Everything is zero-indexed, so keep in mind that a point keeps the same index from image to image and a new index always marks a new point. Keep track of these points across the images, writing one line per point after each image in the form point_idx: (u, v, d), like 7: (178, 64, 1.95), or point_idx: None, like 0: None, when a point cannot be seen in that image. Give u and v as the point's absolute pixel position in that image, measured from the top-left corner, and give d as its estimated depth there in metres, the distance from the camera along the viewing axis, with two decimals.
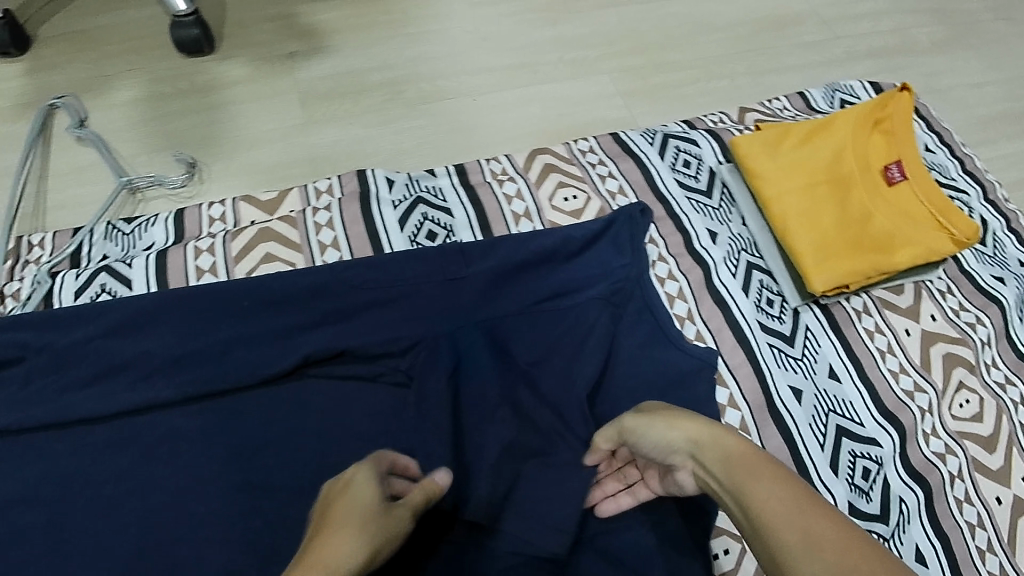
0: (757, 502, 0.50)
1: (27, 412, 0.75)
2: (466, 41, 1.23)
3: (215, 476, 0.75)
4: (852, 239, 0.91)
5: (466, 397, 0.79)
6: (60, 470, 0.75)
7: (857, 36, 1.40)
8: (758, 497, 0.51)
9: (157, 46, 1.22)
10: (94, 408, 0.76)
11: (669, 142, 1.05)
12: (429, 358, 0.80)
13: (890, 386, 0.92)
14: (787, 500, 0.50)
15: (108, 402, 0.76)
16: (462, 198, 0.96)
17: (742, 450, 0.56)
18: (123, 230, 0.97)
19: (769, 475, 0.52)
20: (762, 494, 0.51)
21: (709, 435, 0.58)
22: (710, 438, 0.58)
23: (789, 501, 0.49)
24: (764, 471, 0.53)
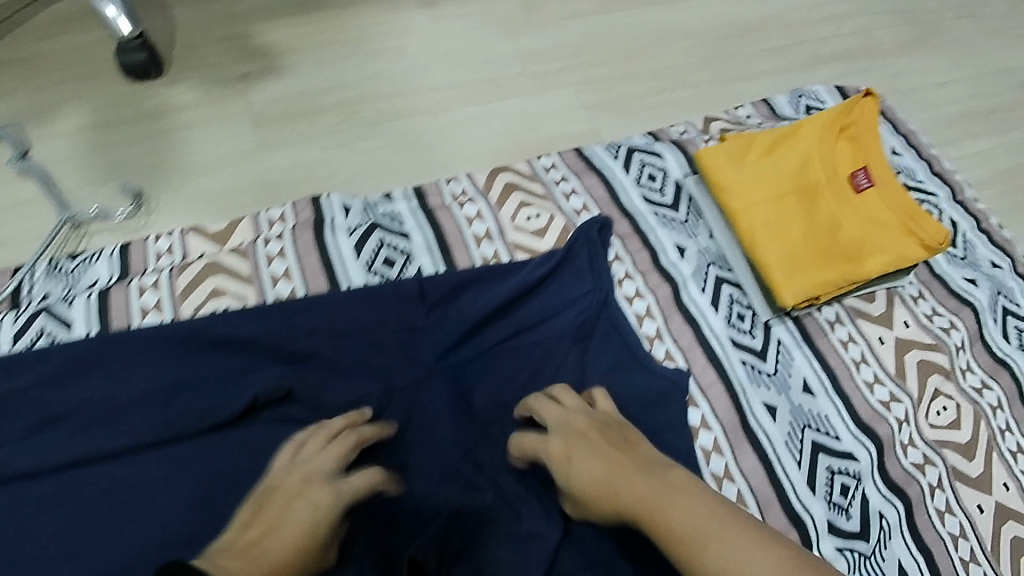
0: (673, 535, 0.55)
1: None
2: (425, 57, 1.20)
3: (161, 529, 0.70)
4: (821, 250, 0.89)
5: (426, 437, 0.76)
6: None
7: (820, 40, 1.39)
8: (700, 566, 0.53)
9: (103, 71, 1.18)
10: (33, 461, 0.72)
11: (633, 156, 1.02)
12: (389, 395, 0.77)
13: (865, 397, 0.90)
14: (723, 547, 0.52)
15: (46, 454, 0.72)
16: (421, 222, 0.92)
17: (690, 515, 0.56)
18: (67, 267, 0.93)
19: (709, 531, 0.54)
20: (700, 552, 0.53)
21: (658, 512, 0.57)
22: (661, 509, 0.57)
23: (725, 538, 0.53)
24: (707, 533, 0.54)
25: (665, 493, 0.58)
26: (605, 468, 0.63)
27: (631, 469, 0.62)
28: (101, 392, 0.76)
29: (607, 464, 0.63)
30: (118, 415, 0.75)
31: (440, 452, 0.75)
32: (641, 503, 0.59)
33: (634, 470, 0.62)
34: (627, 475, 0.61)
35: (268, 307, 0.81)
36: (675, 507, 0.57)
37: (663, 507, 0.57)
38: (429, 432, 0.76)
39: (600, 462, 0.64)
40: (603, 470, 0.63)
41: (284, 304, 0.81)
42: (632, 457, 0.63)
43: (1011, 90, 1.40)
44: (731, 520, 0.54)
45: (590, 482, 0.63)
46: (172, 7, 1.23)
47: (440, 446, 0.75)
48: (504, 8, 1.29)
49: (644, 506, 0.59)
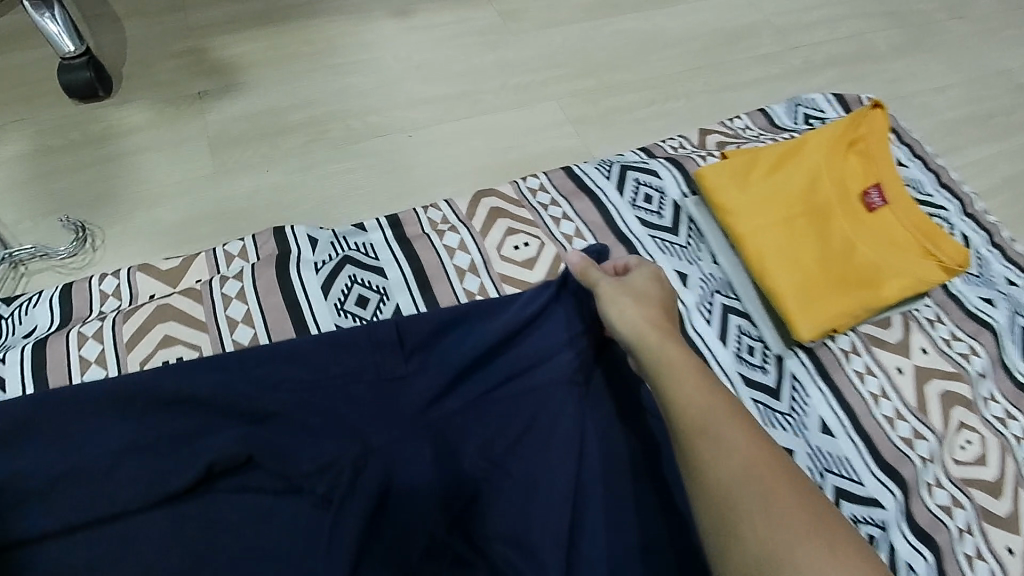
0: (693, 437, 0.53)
1: None
2: (398, 71, 1.11)
3: None
4: (836, 276, 0.82)
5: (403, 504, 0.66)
6: None
7: (813, 45, 1.33)
8: (710, 457, 0.52)
9: (46, 93, 1.08)
10: None
11: (627, 174, 0.95)
12: (365, 458, 0.66)
13: (888, 435, 0.83)
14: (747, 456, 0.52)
15: None
16: (397, 255, 0.83)
17: (720, 414, 0.54)
18: (2, 313, 0.85)
19: (758, 472, 0.51)
20: (732, 467, 0.51)
21: (706, 429, 0.53)
22: (709, 423, 0.54)
23: (760, 471, 0.51)
24: (753, 464, 0.51)
25: (719, 405, 0.55)
26: (655, 325, 0.63)
27: (684, 362, 0.59)
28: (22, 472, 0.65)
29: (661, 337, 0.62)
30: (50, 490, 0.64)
31: (420, 523, 0.65)
32: (686, 406, 0.55)
33: (700, 374, 0.58)
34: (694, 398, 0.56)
35: (226, 358, 0.72)
36: (719, 420, 0.54)
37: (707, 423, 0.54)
38: (408, 499, 0.66)
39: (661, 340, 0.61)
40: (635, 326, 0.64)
41: (243, 354, 0.71)
42: (701, 361, 0.60)
43: (1010, 93, 1.35)
44: (780, 464, 0.52)
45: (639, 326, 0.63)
46: (122, 23, 1.13)
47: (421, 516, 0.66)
48: (482, 17, 1.21)
49: (680, 402, 0.56)
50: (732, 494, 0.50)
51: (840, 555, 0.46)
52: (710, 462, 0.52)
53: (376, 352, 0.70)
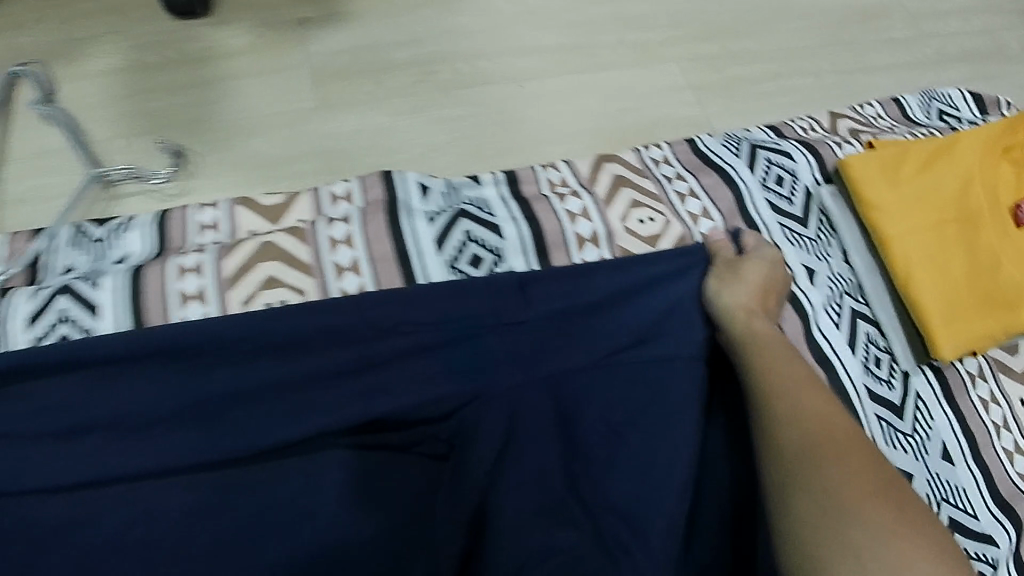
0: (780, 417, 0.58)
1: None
2: (510, 14, 1.03)
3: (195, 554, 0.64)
4: (979, 295, 0.76)
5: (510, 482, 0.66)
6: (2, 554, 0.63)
7: (950, 33, 1.22)
8: (783, 418, 0.58)
9: (144, 6, 1.03)
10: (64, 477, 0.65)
11: (758, 153, 0.88)
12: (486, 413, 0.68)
13: (1005, 469, 0.77)
14: (810, 417, 0.57)
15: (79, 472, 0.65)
16: (515, 214, 0.78)
17: (799, 382, 0.61)
18: (95, 236, 0.82)
19: (824, 429, 0.56)
20: (802, 427, 0.56)
21: (780, 393, 0.60)
22: (784, 387, 0.60)
23: (827, 433, 0.56)
24: (828, 441, 0.55)
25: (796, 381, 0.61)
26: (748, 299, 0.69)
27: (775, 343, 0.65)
28: (141, 405, 0.67)
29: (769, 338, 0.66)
30: (169, 424, 0.67)
31: (529, 506, 0.66)
32: (764, 371, 0.63)
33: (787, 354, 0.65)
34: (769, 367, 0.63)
35: (338, 300, 0.69)
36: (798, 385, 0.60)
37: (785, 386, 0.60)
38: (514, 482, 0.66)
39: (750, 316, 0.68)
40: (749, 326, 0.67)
41: (358, 297, 0.69)
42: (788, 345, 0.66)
43: None
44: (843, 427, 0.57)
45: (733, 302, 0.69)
46: None
47: (525, 496, 0.66)
48: None
49: (765, 369, 0.63)
50: (801, 465, 0.54)
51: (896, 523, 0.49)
52: (780, 417, 0.58)
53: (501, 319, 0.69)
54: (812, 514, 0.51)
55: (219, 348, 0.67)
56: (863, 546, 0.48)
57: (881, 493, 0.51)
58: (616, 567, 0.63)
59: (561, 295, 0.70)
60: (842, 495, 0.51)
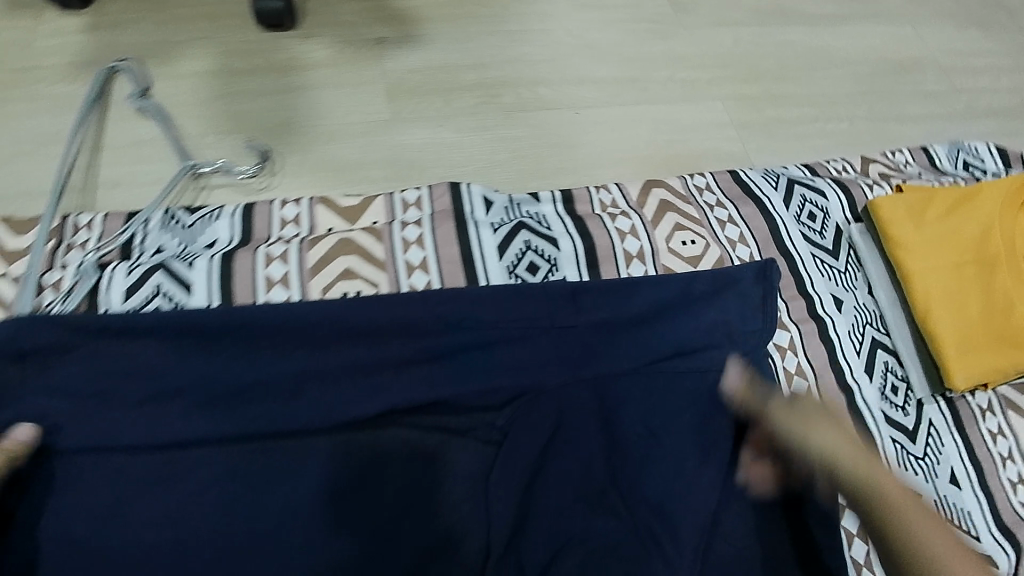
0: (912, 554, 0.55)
1: (69, 431, 0.70)
2: (570, 47, 1.12)
3: (264, 509, 0.71)
4: (996, 332, 0.82)
5: (555, 469, 0.74)
6: (89, 497, 0.70)
7: (978, 90, 1.28)
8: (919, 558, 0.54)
9: (233, 14, 1.14)
10: (150, 432, 0.71)
11: (794, 189, 0.95)
12: (537, 400, 0.75)
13: (1009, 497, 0.82)
14: (951, 553, 0.54)
15: (162, 430, 0.72)
16: (570, 228, 0.85)
17: (914, 508, 0.57)
18: (185, 221, 0.90)
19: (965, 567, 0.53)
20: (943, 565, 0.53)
21: (901, 516, 0.56)
22: (903, 518, 0.56)
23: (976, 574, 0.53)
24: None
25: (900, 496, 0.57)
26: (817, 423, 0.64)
27: (868, 462, 0.60)
28: (223, 375, 0.74)
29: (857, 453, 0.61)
30: (247, 394, 0.74)
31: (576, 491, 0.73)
32: (875, 497, 0.58)
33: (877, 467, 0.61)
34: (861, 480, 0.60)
35: (408, 294, 0.78)
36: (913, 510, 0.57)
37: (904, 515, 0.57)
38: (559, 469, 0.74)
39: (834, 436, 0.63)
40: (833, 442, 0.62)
41: (425, 293, 0.77)
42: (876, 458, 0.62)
43: None
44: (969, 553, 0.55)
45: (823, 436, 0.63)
46: None
47: (567, 482, 0.73)
48: (654, 6, 1.21)
49: (872, 491, 0.59)
50: None
51: None
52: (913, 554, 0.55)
53: (553, 322, 0.77)
54: None
55: (300, 328, 0.75)
56: None
57: None
58: (646, 554, 0.70)
59: (605, 307, 0.78)
60: None
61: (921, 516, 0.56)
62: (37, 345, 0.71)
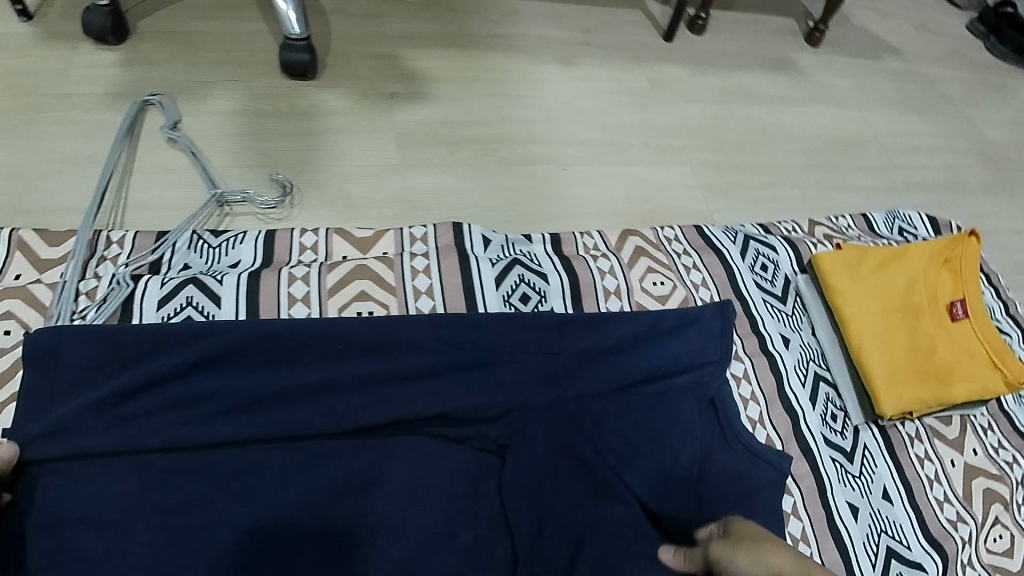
0: None
1: (94, 438, 0.76)
2: (559, 112, 1.28)
3: (276, 498, 0.78)
4: (919, 368, 0.96)
5: (538, 472, 0.82)
6: (113, 487, 0.76)
7: (914, 167, 1.46)
8: None
9: (258, 62, 1.28)
10: (170, 436, 0.78)
11: (749, 244, 1.10)
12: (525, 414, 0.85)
13: (936, 513, 0.95)
14: None
15: (183, 433, 0.78)
16: (558, 266, 0.98)
17: None
18: (211, 243, 1.00)
19: None
20: None
21: None
22: None
23: None
24: None
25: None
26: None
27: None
28: (246, 383, 0.83)
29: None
30: (266, 401, 0.82)
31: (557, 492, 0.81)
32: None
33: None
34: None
35: (416, 316, 0.89)
36: None
37: None
38: (541, 469, 0.82)
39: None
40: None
41: (432, 315, 0.89)
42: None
43: None
44: None
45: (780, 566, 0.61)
46: (330, 17, 1.33)
47: (548, 484, 0.82)
48: (633, 80, 1.38)
49: None
50: None
51: None
52: None
53: (541, 347, 0.88)
54: None
55: (319, 341, 0.86)
56: None
57: None
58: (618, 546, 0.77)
59: (585, 334, 0.91)
60: None
61: None
62: (77, 356, 0.80)
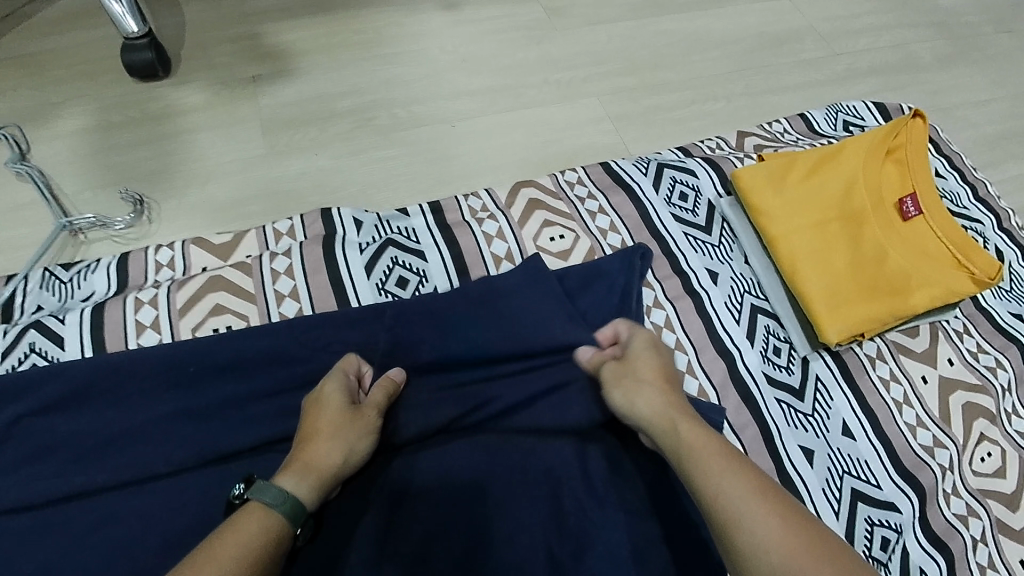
0: (678, 443, 0.59)
1: None
2: (445, 62, 1.15)
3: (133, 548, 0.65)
4: (865, 282, 0.83)
5: (415, 477, 0.68)
6: None
7: (857, 52, 1.30)
8: (678, 436, 0.59)
9: (108, 69, 1.11)
10: (9, 500, 0.66)
11: (663, 171, 0.97)
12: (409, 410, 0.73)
13: (908, 442, 0.82)
14: (695, 440, 0.58)
15: (25, 491, 0.66)
16: (438, 240, 0.88)
17: (690, 431, 0.59)
18: (61, 277, 0.87)
19: (700, 452, 0.56)
20: (683, 443, 0.58)
21: (670, 423, 0.60)
22: (671, 425, 0.60)
23: (704, 453, 0.56)
24: (700, 450, 0.56)
25: (715, 449, 0.56)
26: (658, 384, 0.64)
27: (653, 395, 0.63)
28: (95, 424, 0.70)
29: (662, 405, 0.62)
30: (120, 442, 0.69)
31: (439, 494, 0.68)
32: (652, 413, 0.62)
33: (679, 416, 0.61)
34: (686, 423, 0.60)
35: (275, 325, 0.76)
36: (673, 408, 0.62)
37: (665, 412, 0.62)
38: (423, 472, 0.69)
39: (658, 396, 0.63)
40: (649, 409, 0.62)
41: (294, 319, 0.77)
42: (686, 410, 0.62)
43: None
44: (721, 450, 0.56)
45: (656, 406, 0.62)
46: (183, 5, 1.18)
47: (431, 486, 0.68)
48: (527, 12, 1.24)
49: (675, 427, 0.60)
50: (694, 470, 0.55)
51: (767, 498, 0.51)
52: (676, 433, 0.59)
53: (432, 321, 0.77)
54: (730, 522, 0.50)
55: (172, 363, 0.73)
56: (760, 520, 0.49)
57: (768, 496, 0.51)
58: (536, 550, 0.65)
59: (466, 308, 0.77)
60: (726, 494, 0.52)
61: (667, 403, 0.62)
62: None
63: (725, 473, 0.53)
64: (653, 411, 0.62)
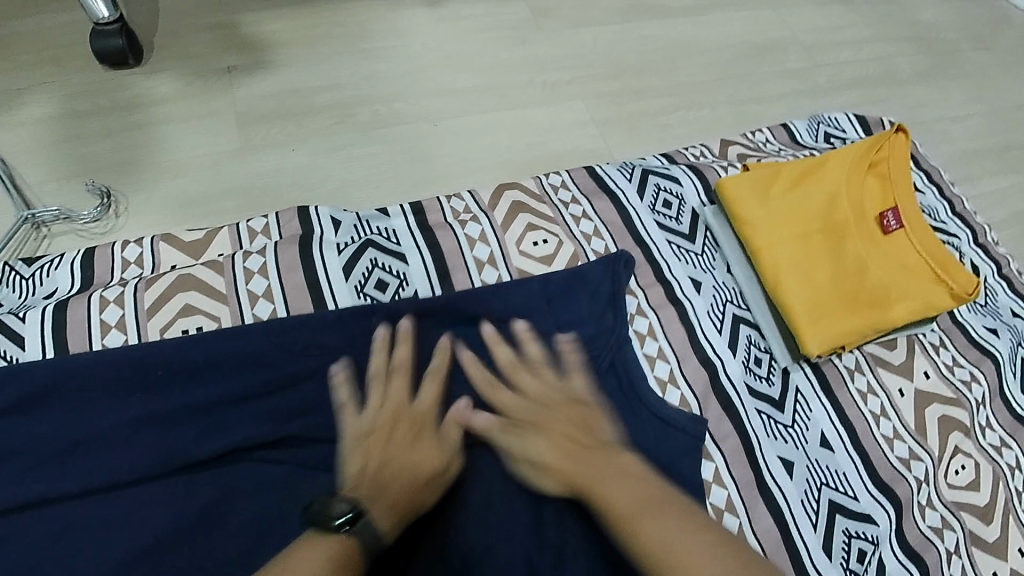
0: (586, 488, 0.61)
1: None
2: (427, 59, 1.13)
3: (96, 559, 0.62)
4: (846, 294, 0.83)
5: None
6: None
7: (839, 64, 1.31)
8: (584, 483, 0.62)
9: (75, 54, 1.07)
10: None
11: (648, 179, 0.97)
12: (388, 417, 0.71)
13: (885, 453, 0.82)
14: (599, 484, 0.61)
15: None
16: (419, 243, 0.86)
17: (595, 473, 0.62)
18: (22, 273, 0.83)
19: (607, 493, 0.60)
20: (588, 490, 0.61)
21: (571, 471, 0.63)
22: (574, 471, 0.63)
23: (606, 496, 0.59)
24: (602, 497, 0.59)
25: (613, 489, 0.60)
26: (550, 438, 0.66)
27: (550, 444, 0.65)
28: (54, 429, 0.67)
29: (560, 452, 0.65)
30: (80, 448, 0.66)
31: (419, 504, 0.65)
32: (550, 462, 0.65)
33: (579, 457, 0.64)
34: (594, 469, 0.62)
35: (249, 326, 0.74)
36: (567, 454, 0.64)
37: (561, 459, 0.64)
38: None
39: (546, 445, 0.66)
40: (549, 458, 0.65)
41: (268, 322, 0.74)
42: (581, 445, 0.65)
43: None
44: (625, 488, 0.59)
45: (555, 454, 0.65)
46: None
47: None
48: (512, 12, 1.22)
49: (577, 473, 0.63)
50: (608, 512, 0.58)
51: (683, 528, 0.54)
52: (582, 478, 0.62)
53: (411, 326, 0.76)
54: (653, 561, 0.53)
55: (137, 364, 0.70)
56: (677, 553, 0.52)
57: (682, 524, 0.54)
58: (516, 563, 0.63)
59: (445, 312, 0.76)
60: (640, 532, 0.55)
61: (561, 447, 0.65)
62: None
63: (638, 511, 0.56)
64: (552, 464, 0.65)
